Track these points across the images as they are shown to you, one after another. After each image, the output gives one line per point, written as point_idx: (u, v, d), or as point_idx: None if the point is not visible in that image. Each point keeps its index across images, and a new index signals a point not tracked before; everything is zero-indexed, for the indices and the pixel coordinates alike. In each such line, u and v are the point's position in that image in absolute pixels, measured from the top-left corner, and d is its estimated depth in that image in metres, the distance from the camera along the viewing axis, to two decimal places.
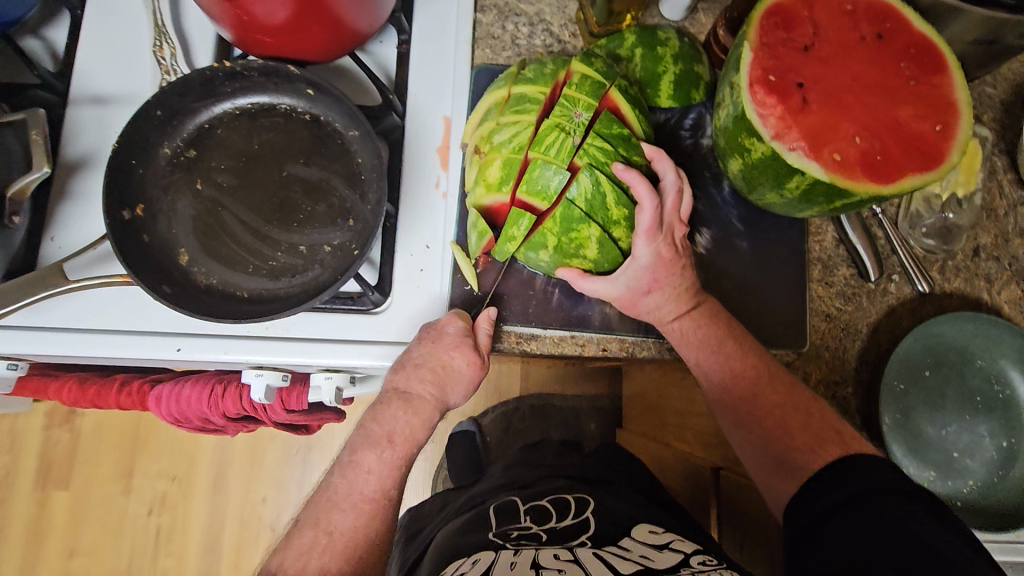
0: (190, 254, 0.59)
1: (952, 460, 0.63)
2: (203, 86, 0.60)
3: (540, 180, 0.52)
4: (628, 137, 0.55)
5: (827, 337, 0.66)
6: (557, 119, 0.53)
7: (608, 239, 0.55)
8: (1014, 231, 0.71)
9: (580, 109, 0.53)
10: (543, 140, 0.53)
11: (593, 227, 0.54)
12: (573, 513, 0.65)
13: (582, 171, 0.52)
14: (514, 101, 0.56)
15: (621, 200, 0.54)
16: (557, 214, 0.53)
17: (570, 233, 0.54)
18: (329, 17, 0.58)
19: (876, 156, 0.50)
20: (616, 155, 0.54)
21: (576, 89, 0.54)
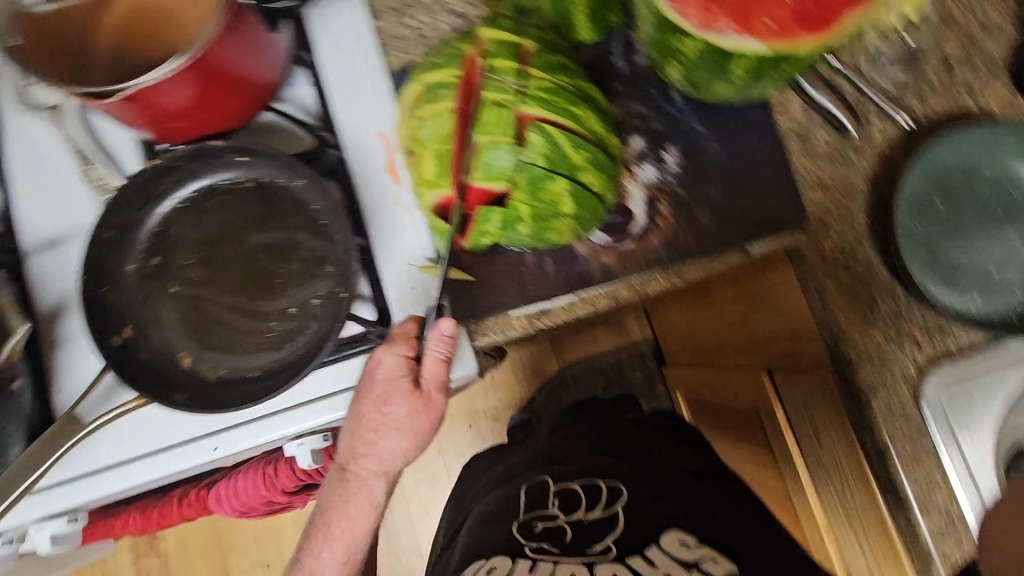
0: (191, 355, 0.59)
1: (993, 277, 0.61)
2: (140, 192, 0.59)
3: (495, 162, 0.51)
4: (562, 81, 0.53)
5: (827, 204, 0.65)
6: (489, 94, 0.51)
7: (580, 187, 0.54)
8: (978, 29, 0.67)
9: (507, 76, 0.51)
10: (484, 122, 0.51)
11: (560, 180, 0.52)
12: (601, 507, 0.63)
13: (533, 129, 0.51)
14: (429, 93, 0.54)
15: (578, 144, 0.52)
16: (522, 183, 0.52)
17: (540, 196, 0.53)
18: (233, 80, 0.57)
19: (811, 7, 0.47)
20: (557, 102, 0.52)
21: (493, 57, 0.52)
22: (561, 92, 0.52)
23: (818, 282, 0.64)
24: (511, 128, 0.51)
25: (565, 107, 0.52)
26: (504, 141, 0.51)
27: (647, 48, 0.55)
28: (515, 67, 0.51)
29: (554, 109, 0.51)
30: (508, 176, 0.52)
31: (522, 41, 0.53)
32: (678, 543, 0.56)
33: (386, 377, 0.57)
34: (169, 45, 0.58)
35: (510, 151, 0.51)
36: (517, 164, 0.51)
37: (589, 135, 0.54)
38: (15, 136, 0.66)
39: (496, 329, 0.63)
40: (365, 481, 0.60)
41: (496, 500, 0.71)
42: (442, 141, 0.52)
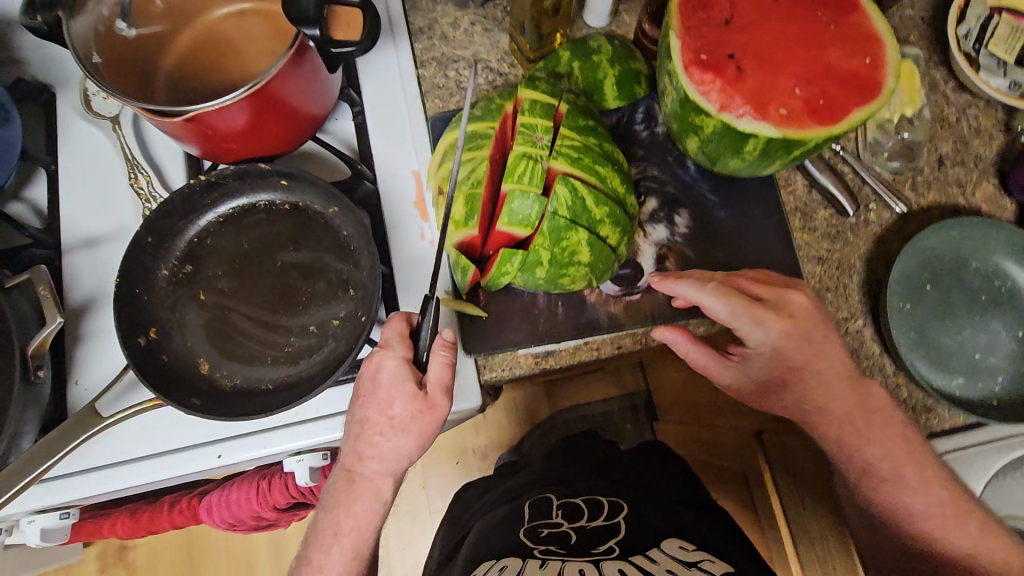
0: (210, 362, 0.61)
1: (977, 362, 0.66)
2: (184, 203, 0.63)
3: (521, 209, 0.56)
4: (590, 142, 0.57)
5: (826, 279, 0.69)
6: (522, 148, 0.56)
7: (598, 239, 0.57)
8: (970, 133, 0.73)
9: (539, 134, 0.56)
10: (514, 172, 0.55)
11: (580, 232, 0.56)
12: (602, 518, 0.66)
13: (559, 182, 0.55)
14: (467, 140, 0.58)
15: (601, 200, 0.56)
16: (544, 230, 0.56)
17: (561, 244, 0.56)
18: (285, 109, 0.61)
19: (819, 100, 0.52)
20: (585, 160, 0.56)
21: (530, 115, 0.56)
22: (589, 152, 0.56)
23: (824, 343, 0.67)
24: (540, 179, 0.55)
25: (591, 166, 0.56)
26: (533, 191, 0.55)
27: (668, 121, 0.60)
28: (548, 126, 0.56)
29: (581, 166, 0.56)
30: (532, 222, 0.56)
31: (557, 103, 0.58)
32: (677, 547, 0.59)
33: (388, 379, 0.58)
34: (232, 76, 0.65)
35: (536, 200, 0.55)
36: (542, 212, 0.56)
37: (611, 194, 0.57)
38: (71, 139, 0.70)
39: (503, 366, 0.65)
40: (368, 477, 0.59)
41: (492, 517, 0.72)
42: (473, 185, 0.57)
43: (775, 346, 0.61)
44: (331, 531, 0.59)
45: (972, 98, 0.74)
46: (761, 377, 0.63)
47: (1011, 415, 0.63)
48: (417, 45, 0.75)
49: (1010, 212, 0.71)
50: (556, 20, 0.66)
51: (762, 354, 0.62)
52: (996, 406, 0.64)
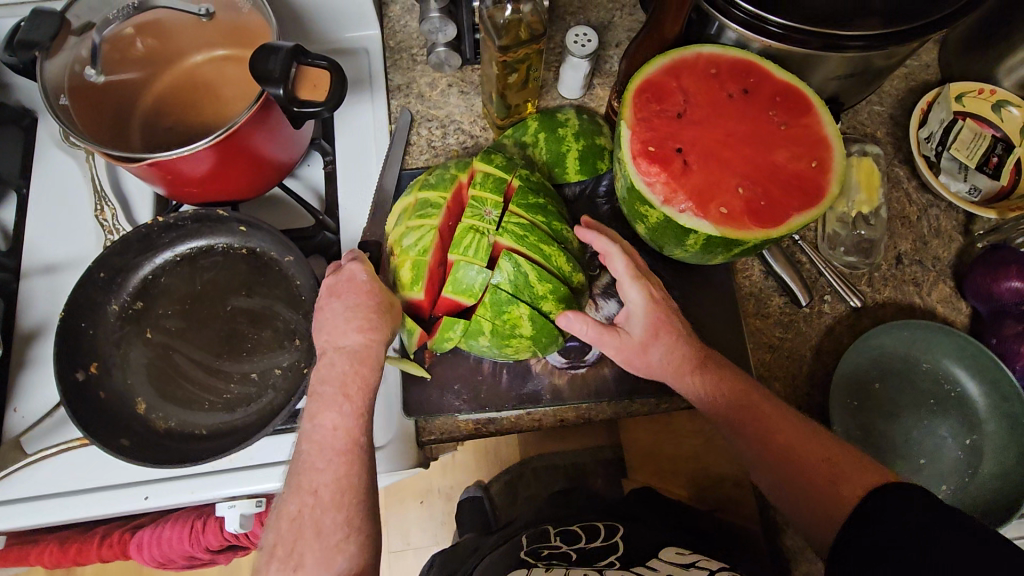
0: (147, 402, 0.61)
1: (921, 468, 0.66)
2: (141, 242, 0.64)
3: (465, 280, 0.56)
4: (540, 219, 0.58)
5: (775, 368, 0.69)
6: (469, 221, 0.57)
7: (541, 314, 0.58)
8: (930, 233, 0.74)
9: (488, 208, 0.57)
10: (460, 243, 0.56)
11: (522, 306, 0.56)
12: (602, 538, 0.68)
13: (504, 257, 0.56)
14: (419, 207, 0.59)
15: (545, 276, 0.56)
16: (486, 300, 0.56)
17: (503, 316, 0.57)
18: (249, 158, 0.63)
19: (761, 201, 0.53)
20: (532, 236, 0.56)
21: (481, 189, 0.58)
22: (537, 230, 0.57)
23: None
24: (485, 253, 0.56)
25: (538, 243, 0.56)
26: (479, 263, 0.56)
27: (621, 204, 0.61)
28: (498, 201, 0.57)
29: (527, 240, 0.56)
30: (475, 293, 0.56)
31: (510, 178, 0.59)
32: (674, 554, 0.61)
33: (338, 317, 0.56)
34: (207, 119, 0.66)
35: (479, 273, 0.56)
36: (485, 284, 0.56)
37: (557, 269, 0.58)
38: (44, 164, 0.72)
39: (443, 429, 0.65)
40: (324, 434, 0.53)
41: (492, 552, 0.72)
42: (419, 253, 0.57)
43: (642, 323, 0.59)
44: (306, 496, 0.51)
45: (933, 198, 0.75)
46: (643, 336, 0.59)
47: None
48: (394, 102, 0.77)
49: (964, 315, 0.72)
50: (524, 93, 0.68)
51: (636, 314, 0.59)
52: None
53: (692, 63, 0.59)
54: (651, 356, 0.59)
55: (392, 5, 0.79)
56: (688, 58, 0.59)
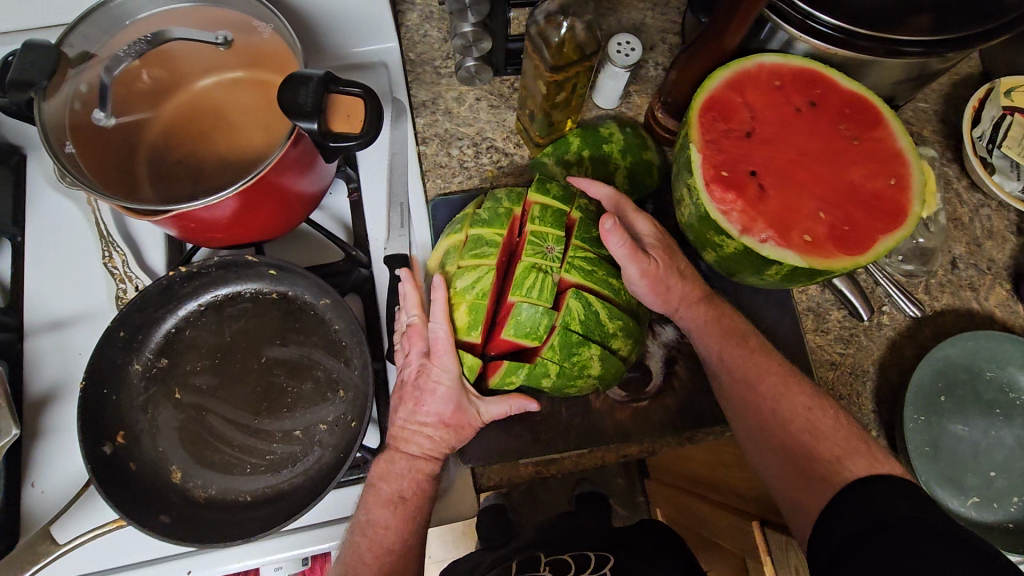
0: (182, 470, 0.56)
1: (991, 481, 0.63)
2: (161, 295, 0.58)
3: (527, 321, 0.52)
4: (603, 254, 0.55)
5: (838, 386, 0.66)
6: (530, 256, 0.53)
7: (609, 352, 0.55)
8: (983, 234, 0.72)
9: (548, 243, 0.53)
10: (522, 282, 0.52)
11: (592, 346, 0.53)
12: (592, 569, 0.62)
13: (572, 296, 0.53)
14: (473, 244, 0.55)
15: (614, 313, 0.54)
16: (554, 341, 0.53)
17: (572, 358, 0.53)
18: (280, 197, 0.58)
19: (844, 226, 0.51)
20: (599, 271, 0.54)
21: (540, 223, 0.54)
22: (604, 263, 0.55)
23: None
24: (550, 293, 0.52)
25: (604, 279, 0.54)
26: (543, 305, 0.52)
27: (684, 229, 0.57)
28: (560, 236, 0.54)
29: (596, 274, 0.54)
30: (539, 335, 0.52)
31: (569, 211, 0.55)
32: None
33: (443, 350, 0.53)
34: (221, 151, 0.60)
35: (546, 312, 0.52)
36: (550, 323, 0.52)
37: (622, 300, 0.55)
38: (39, 206, 0.65)
39: (502, 474, 0.62)
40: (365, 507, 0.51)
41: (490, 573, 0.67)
42: (479, 294, 0.53)
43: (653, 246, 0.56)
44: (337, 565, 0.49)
45: (985, 198, 0.73)
46: (664, 255, 0.56)
47: None
48: (419, 120, 0.71)
49: None
50: (568, 109, 0.63)
51: (651, 242, 0.56)
52: (1010, 530, 0.62)
53: (755, 74, 0.54)
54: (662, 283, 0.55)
55: (409, 13, 0.74)
56: (751, 69, 0.55)
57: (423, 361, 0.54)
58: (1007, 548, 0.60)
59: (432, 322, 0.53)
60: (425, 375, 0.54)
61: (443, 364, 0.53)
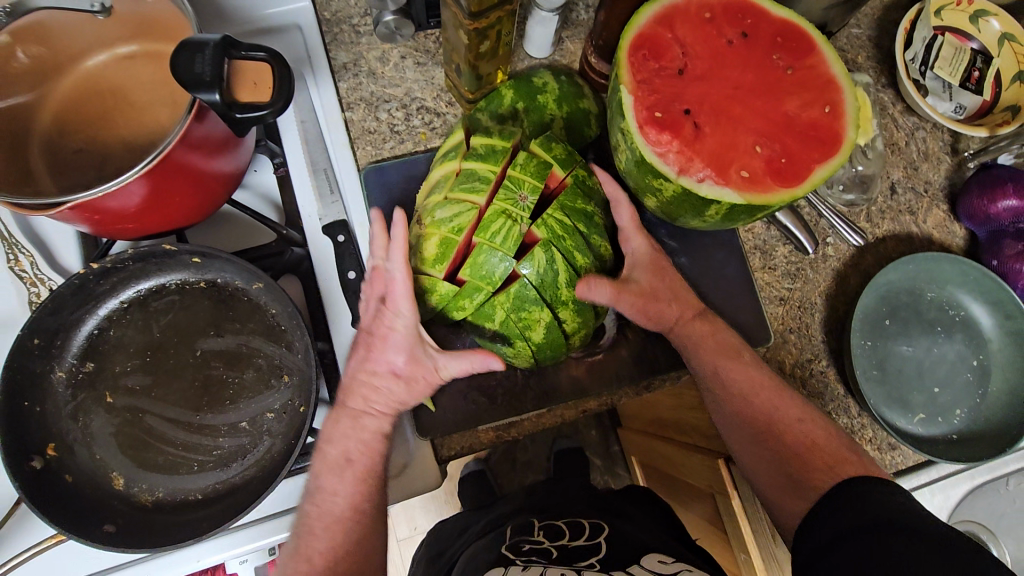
0: (124, 475, 0.53)
1: (935, 397, 0.65)
2: (76, 295, 0.54)
3: (484, 266, 0.51)
4: (589, 216, 0.53)
5: (788, 320, 0.67)
6: (504, 198, 0.51)
7: (559, 322, 0.53)
8: (919, 157, 0.73)
9: (523, 191, 0.51)
10: (489, 220, 0.50)
11: (544, 310, 0.52)
12: (585, 538, 0.62)
13: (539, 247, 0.50)
14: (463, 177, 0.53)
15: (573, 281, 0.52)
16: (510, 289, 0.51)
17: (520, 313, 0.52)
18: (193, 179, 0.54)
19: (781, 159, 0.50)
20: (575, 231, 0.52)
21: (520, 170, 0.51)
22: (575, 232, 0.52)
23: (800, 378, 0.66)
24: (514, 243, 0.50)
25: (574, 247, 0.52)
26: (504, 251, 0.50)
27: (625, 177, 0.56)
28: (536, 186, 0.51)
29: (564, 240, 0.51)
30: (494, 281, 0.51)
31: (554, 166, 0.53)
32: (657, 561, 0.55)
33: (402, 294, 0.49)
34: (122, 132, 0.56)
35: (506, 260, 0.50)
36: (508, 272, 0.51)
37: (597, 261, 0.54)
38: None
39: (461, 442, 0.61)
40: (347, 444, 0.52)
41: (477, 544, 0.67)
42: (457, 221, 0.52)
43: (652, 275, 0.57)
44: (330, 495, 0.51)
45: (919, 121, 0.73)
46: (654, 281, 0.57)
47: (971, 452, 0.63)
48: (341, 84, 0.67)
49: (959, 238, 0.71)
50: (496, 60, 0.60)
51: (640, 264, 0.57)
52: (955, 441, 0.65)
53: (684, 7, 0.52)
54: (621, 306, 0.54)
55: None
56: (679, 3, 0.52)
57: (380, 305, 0.51)
58: (951, 458, 0.63)
59: (387, 261, 0.50)
60: (378, 320, 0.51)
61: (398, 305, 0.50)
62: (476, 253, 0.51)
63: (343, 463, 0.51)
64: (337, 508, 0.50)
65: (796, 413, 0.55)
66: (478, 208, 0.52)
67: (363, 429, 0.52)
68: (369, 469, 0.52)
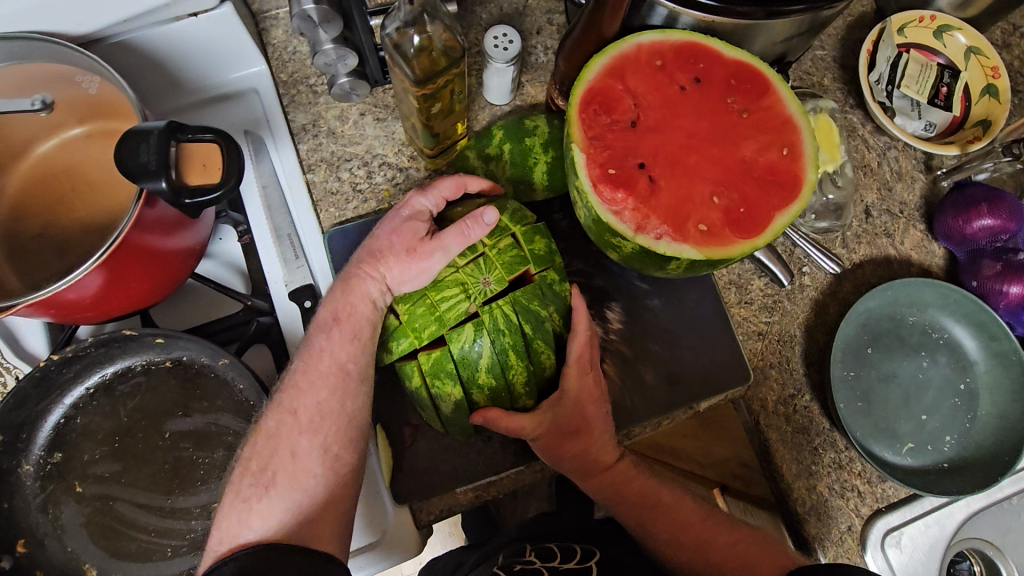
0: (98, 566, 0.52)
1: (923, 425, 0.64)
2: (39, 387, 0.53)
3: (421, 320, 0.51)
4: (540, 324, 0.52)
5: (768, 355, 0.66)
6: (467, 269, 0.52)
7: (469, 402, 0.53)
8: (893, 177, 0.72)
9: (489, 274, 0.51)
10: (443, 280, 0.52)
11: (454, 386, 0.52)
12: (575, 562, 0.59)
13: (470, 329, 0.51)
14: None
15: (492, 372, 0.52)
16: (431, 352, 0.52)
17: (432, 378, 0.52)
18: (149, 261, 0.53)
19: (739, 209, 0.49)
20: (517, 331, 0.51)
21: (495, 253, 0.52)
22: (514, 332, 0.51)
23: (782, 414, 0.64)
24: (454, 319, 0.51)
25: (506, 347, 0.51)
26: (442, 322, 0.51)
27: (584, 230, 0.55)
28: (504, 276, 0.51)
29: (503, 334, 0.51)
30: (421, 336, 0.51)
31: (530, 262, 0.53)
32: None
33: (445, 251, 0.50)
34: (79, 216, 0.56)
35: (437, 323, 0.51)
36: (438, 334, 0.51)
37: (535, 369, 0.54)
38: None
39: (440, 504, 0.59)
40: (284, 438, 0.48)
41: None
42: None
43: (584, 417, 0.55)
44: (246, 496, 0.46)
45: (890, 140, 0.72)
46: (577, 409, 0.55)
47: (963, 482, 0.62)
48: (302, 146, 0.66)
49: (938, 257, 0.70)
50: (452, 116, 0.60)
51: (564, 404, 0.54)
52: (946, 469, 0.63)
53: (634, 57, 0.51)
54: (494, 421, 0.52)
55: (274, 30, 0.68)
56: (629, 51, 0.51)
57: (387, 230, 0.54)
58: (942, 489, 0.61)
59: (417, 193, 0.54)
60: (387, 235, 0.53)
61: (446, 242, 0.50)
62: (418, 303, 0.52)
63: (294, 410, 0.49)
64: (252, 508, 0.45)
65: None
66: (449, 270, 0.52)
67: (301, 427, 0.49)
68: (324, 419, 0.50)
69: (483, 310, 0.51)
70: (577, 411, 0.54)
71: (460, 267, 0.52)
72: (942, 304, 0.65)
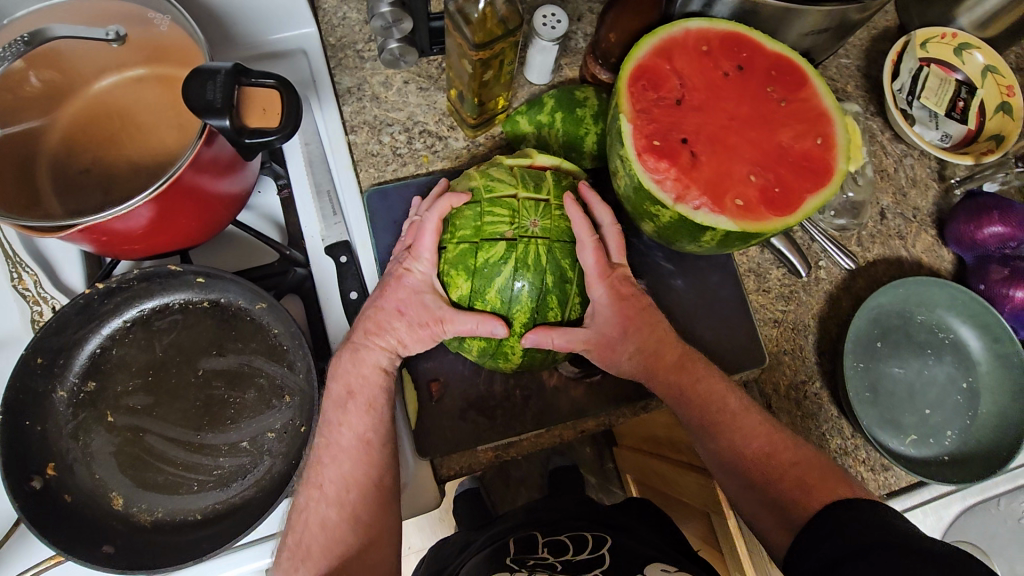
0: (124, 495, 0.53)
1: (927, 419, 0.67)
2: (80, 314, 0.55)
3: (469, 217, 0.53)
4: (567, 281, 0.54)
5: (782, 342, 0.68)
6: (525, 201, 0.54)
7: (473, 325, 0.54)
8: (908, 183, 0.75)
9: (538, 219, 0.53)
10: (502, 197, 0.54)
11: (467, 283, 0.53)
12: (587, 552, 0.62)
13: (503, 245, 0.52)
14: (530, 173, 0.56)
15: (505, 295, 0.53)
16: (461, 245, 0.53)
17: (452, 268, 0.53)
18: (196, 200, 0.54)
19: (774, 188, 0.52)
20: (543, 272, 0.53)
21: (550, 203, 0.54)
22: (538, 273, 0.53)
23: (793, 397, 0.67)
24: (490, 233, 0.53)
25: (525, 280, 0.53)
26: (481, 234, 0.53)
27: (623, 201, 0.57)
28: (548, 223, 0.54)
29: (528, 272, 0.53)
30: (460, 227, 0.53)
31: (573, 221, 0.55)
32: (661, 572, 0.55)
33: (456, 322, 0.53)
34: (129, 154, 0.57)
35: (473, 230, 0.53)
36: (471, 238, 0.53)
37: (540, 320, 0.54)
38: None
39: (458, 462, 0.61)
40: (337, 428, 0.53)
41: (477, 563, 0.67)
42: (493, 182, 0.54)
43: (616, 331, 0.56)
44: (314, 487, 0.52)
45: (907, 148, 0.76)
46: (611, 335, 0.56)
47: (963, 474, 0.64)
48: (345, 108, 0.68)
49: (947, 262, 0.73)
50: (498, 86, 0.62)
51: (601, 312, 0.55)
52: (946, 462, 0.66)
53: (682, 40, 0.54)
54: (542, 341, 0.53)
55: None
56: (677, 35, 0.54)
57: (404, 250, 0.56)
58: (942, 478, 0.64)
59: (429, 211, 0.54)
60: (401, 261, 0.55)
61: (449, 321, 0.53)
62: (470, 210, 0.54)
63: (346, 398, 0.54)
64: (322, 496, 0.51)
65: (791, 459, 0.54)
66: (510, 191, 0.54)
67: (352, 415, 0.53)
68: (373, 400, 0.54)
69: (519, 239, 0.53)
70: (616, 324, 0.55)
71: (518, 192, 0.54)
72: (950, 304, 0.68)
